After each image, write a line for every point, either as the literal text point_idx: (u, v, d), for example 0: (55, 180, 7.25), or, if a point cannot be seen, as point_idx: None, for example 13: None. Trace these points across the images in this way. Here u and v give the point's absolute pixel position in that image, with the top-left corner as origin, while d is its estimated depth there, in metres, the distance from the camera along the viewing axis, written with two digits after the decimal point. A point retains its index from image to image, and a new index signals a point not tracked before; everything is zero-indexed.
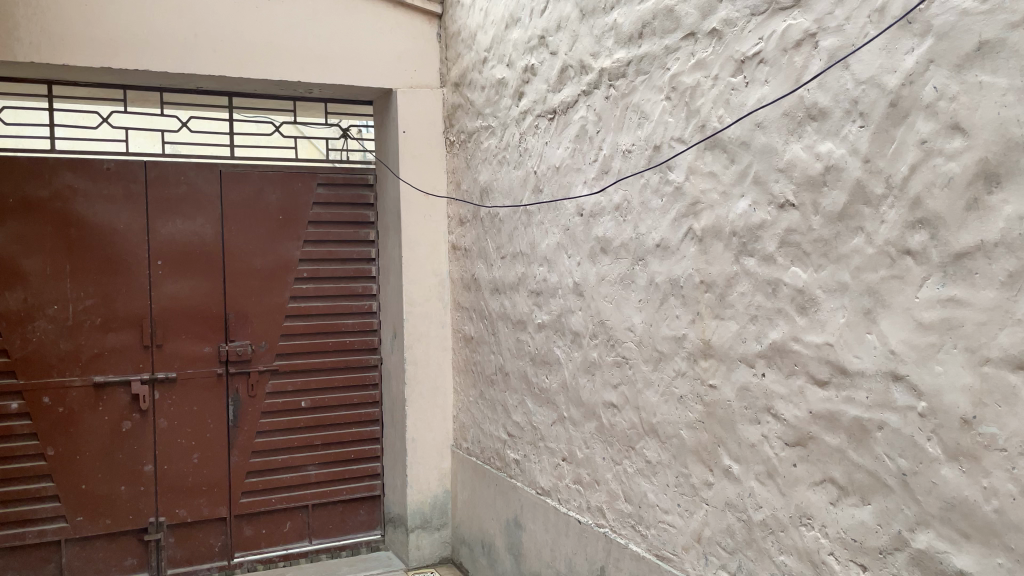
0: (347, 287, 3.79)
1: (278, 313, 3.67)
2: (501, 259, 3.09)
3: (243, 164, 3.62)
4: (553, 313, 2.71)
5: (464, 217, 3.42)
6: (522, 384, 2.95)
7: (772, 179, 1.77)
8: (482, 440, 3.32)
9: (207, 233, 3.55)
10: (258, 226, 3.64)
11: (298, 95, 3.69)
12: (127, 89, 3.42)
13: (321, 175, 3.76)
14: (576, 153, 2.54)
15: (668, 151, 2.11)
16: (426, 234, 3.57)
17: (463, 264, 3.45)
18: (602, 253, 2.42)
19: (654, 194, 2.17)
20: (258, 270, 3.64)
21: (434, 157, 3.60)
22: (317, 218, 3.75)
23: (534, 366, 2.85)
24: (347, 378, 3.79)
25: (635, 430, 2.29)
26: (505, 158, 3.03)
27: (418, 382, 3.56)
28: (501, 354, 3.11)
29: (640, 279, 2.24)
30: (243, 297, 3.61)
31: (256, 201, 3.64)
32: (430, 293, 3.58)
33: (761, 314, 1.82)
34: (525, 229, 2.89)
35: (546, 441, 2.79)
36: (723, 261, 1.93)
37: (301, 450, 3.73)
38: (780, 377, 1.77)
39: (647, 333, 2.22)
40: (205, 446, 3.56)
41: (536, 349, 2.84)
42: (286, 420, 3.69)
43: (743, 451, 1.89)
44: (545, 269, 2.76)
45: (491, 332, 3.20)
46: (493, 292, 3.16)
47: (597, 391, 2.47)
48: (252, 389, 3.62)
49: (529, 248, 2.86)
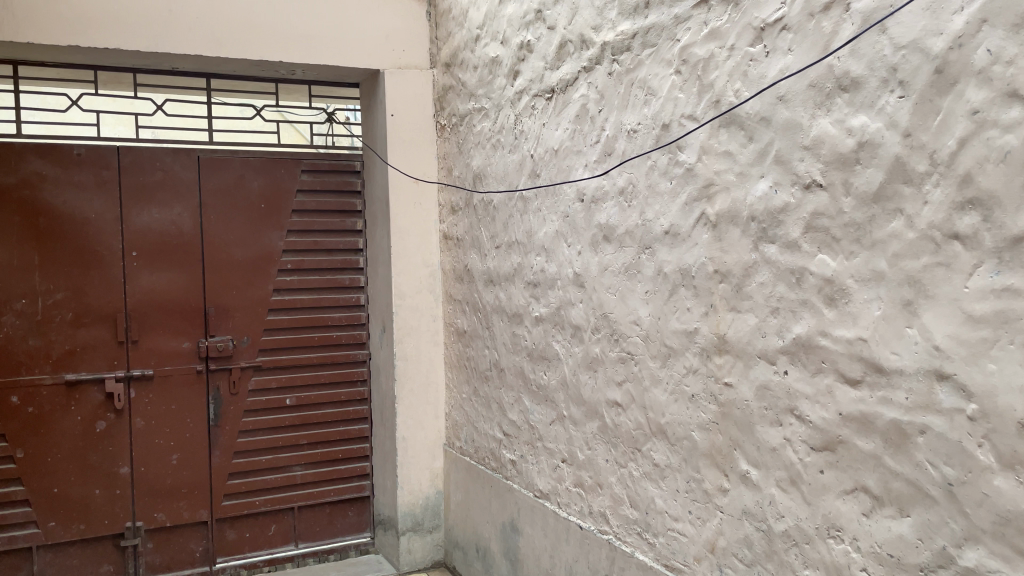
0: (334, 278, 3.62)
1: (260, 306, 3.49)
2: (495, 248, 2.93)
3: (222, 150, 3.43)
4: (552, 306, 2.54)
5: (456, 204, 3.25)
6: (519, 381, 2.79)
7: (796, 158, 1.61)
8: (476, 440, 3.15)
9: (185, 222, 3.36)
10: (239, 215, 3.46)
11: (280, 78, 3.50)
12: (99, 69, 3.22)
13: (305, 162, 3.58)
14: (576, 135, 2.38)
15: (678, 129, 1.95)
16: (416, 223, 3.40)
17: (456, 254, 3.28)
18: (605, 241, 2.26)
19: (663, 176, 2.00)
20: (239, 261, 3.46)
21: (425, 142, 3.43)
22: (302, 206, 3.57)
23: (531, 362, 2.69)
24: (334, 374, 3.62)
25: (641, 432, 2.13)
26: (499, 141, 2.86)
27: (409, 378, 3.39)
28: (496, 349, 2.95)
29: (647, 269, 2.08)
30: (224, 289, 3.43)
31: (237, 189, 3.46)
32: (421, 285, 3.41)
33: (782, 307, 1.67)
34: (521, 217, 2.72)
35: (544, 442, 2.63)
36: (740, 249, 1.77)
37: (285, 450, 3.56)
38: (805, 375, 1.62)
39: (654, 328, 2.06)
40: (184, 446, 3.38)
41: (533, 344, 2.68)
42: (269, 418, 3.52)
43: (763, 455, 1.73)
44: (543, 259, 2.59)
45: (485, 326, 3.03)
46: (488, 284, 3.00)
47: (600, 389, 2.31)
48: (233, 386, 3.44)
49: (526, 237, 2.70)
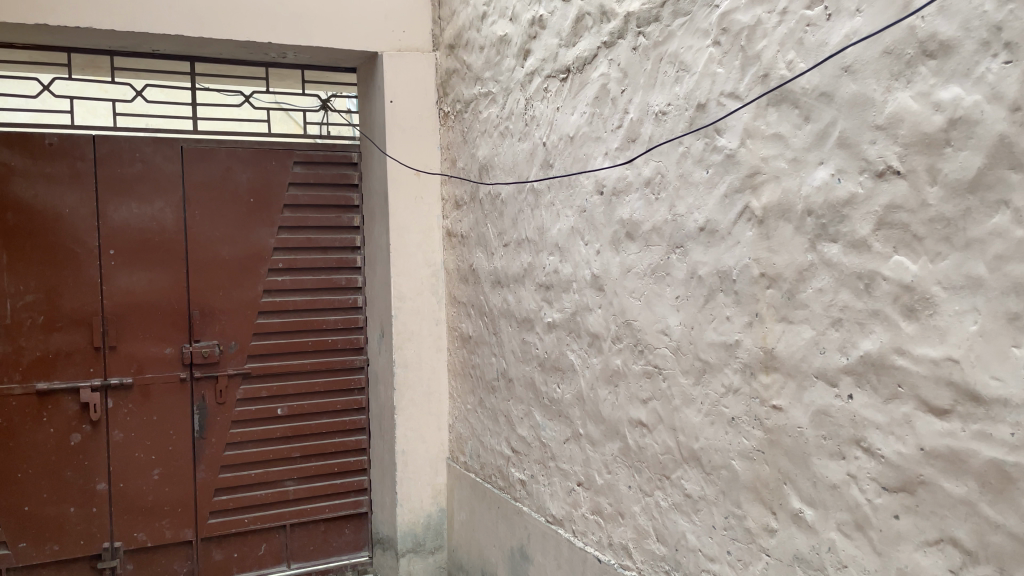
0: (329, 279, 3.36)
1: (249, 309, 3.24)
2: (503, 247, 2.66)
3: (207, 140, 3.18)
4: (567, 311, 2.28)
5: (461, 199, 2.99)
6: (529, 393, 2.53)
7: (865, 140, 1.35)
8: (481, 455, 2.90)
9: (167, 218, 3.11)
10: (226, 210, 3.21)
11: (270, 61, 3.24)
12: (73, 52, 2.97)
13: (298, 153, 3.33)
14: (595, 120, 2.11)
15: (716, 110, 1.68)
16: (417, 219, 3.13)
17: (460, 253, 3.02)
18: (628, 239, 1.99)
19: (697, 164, 1.74)
20: (227, 261, 3.21)
21: (426, 131, 3.15)
22: (294, 201, 3.31)
23: (543, 373, 2.43)
24: (330, 382, 3.37)
25: (669, 457, 1.87)
26: (507, 129, 2.59)
27: (409, 387, 3.13)
28: (504, 358, 2.68)
29: (678, 271, 1.81)
30: (209, 291, 3.18)
31: (224, 182, 3.20)
32: (422, 286, 3.15)
33: (846, 318, 1.40)
34: (531, 212, 2.46)
35: (557, 462, 2.37)
36: (792, 249, 1.50)
37: (277, 464, 3.30)
38: (875, 401, 1.35)
39: (686, 339, 1.79)
40: (167, 460, 3.13)
41: (545, 353, 2.41)
42: (259, 430, 3.26)
43: (820, 493, 1.47)
44: (556, 259, 2.33)
45: (492, 332, 2.77)
46: (494, 285, 2.74)
47: (621, 407, 2.05)
48: (220, 396, 3.19)
49: (537, 234, 2.43)
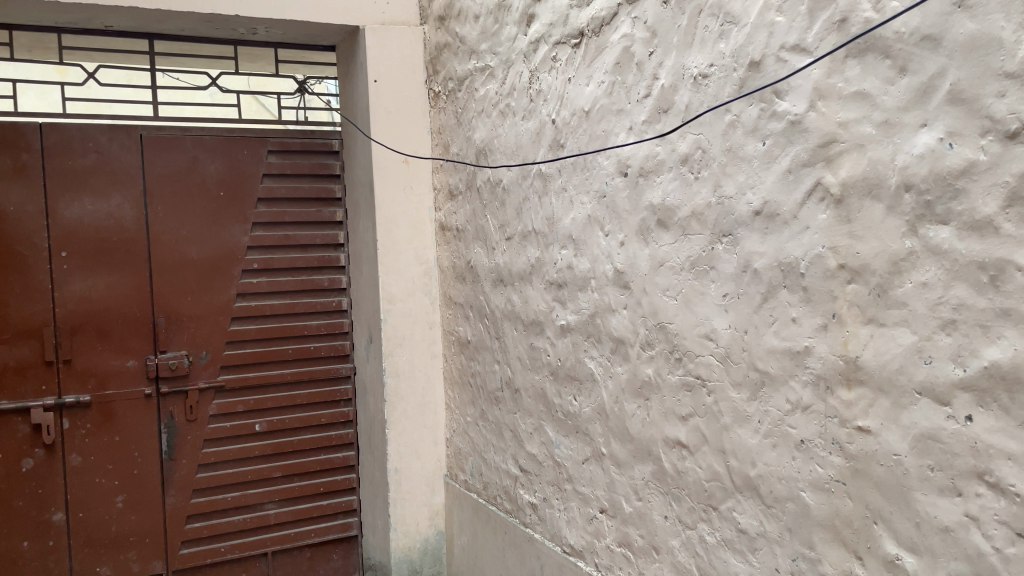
0: (310, 280, 3.04)
1: (221, 315, 2.92)
2: (506, 241, 2.36)
3: (170, 127, 2.85)
4: (584, 313, 1.98)
5: (455, 188, 2.68)
6: (539, 405, 2.23)
7: (989, 93, 1.05)
8: (484, 474, 2.59)
9: (126, 215, 2.77)
10: (192, 205, 2.88)
11: (239, 39, 2.91)
12: (15, 30, 2.63)
13: (272, 140, 3.00)
14: (616, 89, 1.81)
15: (775, 68, 1.38)
16: (406, 212, 2.82)
17: (456, 248, 2.71)
18: (660, 227, 1.69)
19: (750, 135, 1.44)
20: (195, 262, 2.88)
21: (415, 113, 2.84)
22: (269, 194, 2.98)
23: (556, 384, 2.13)
24: (312, 394, 3.06)
25: (717, 485, 1.58)
26: (509, 107, 2.29)
27: (401, 398, 2.82)
28: (509, 365, 2.38)
29: (726, 264, 1.52)
30: (176, 296, 2.86)
31: (190, 174, 2.87)
32: (414, 286, 2.84)
33: (962, 320, 1.11)
34: (539, 201, 2.16)
35: (574, 485, 2.08)
36: (883, 234, 1.21)
37: (256, 485, 2.98)
38: (1005, 425, 1.06)
39: (738, 346, 1.50)
40: (133, 485, 2.81)
41: (559, 361, 2.12)
42: (235, 449, 2.94)
43: (925, 537, 1.18)
44: (570, 253, 2.03)
45: (494, 336, 2.47)
46: (497, 285, 2.43)
47: (653, 424, 1.75)
48: (190, 412, 2.87)
49: (547, 224, 2.13)
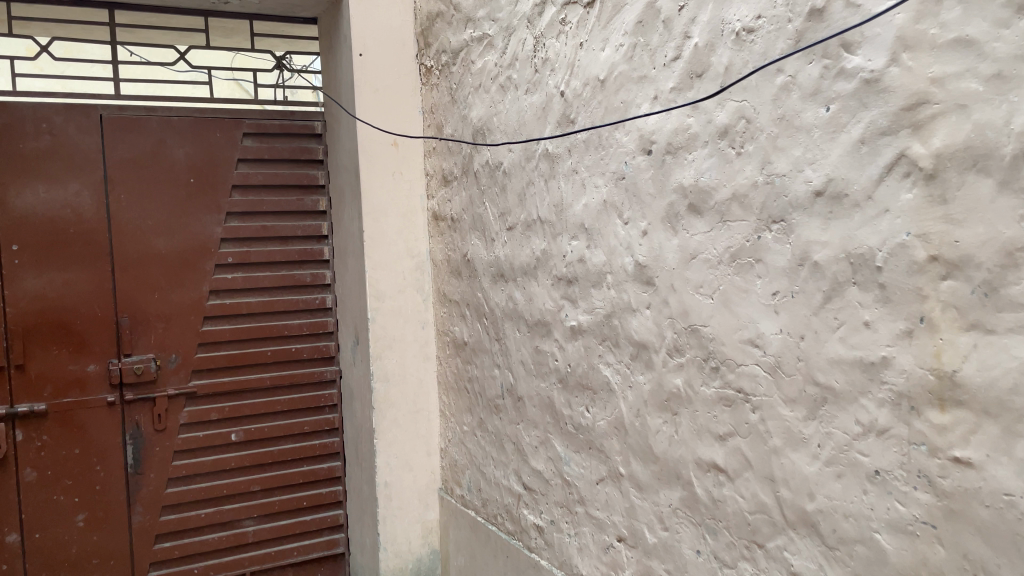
0: (291, 276, 2.78)
1: (192, 314, 2.65)
2: (507, 231, 2.10)
3: (133, 106, 2.57)
4: (598, 313, 1.73)
5: (450, 173, 2.42)
6: (545, 416, 1.98)
7: None
8: (483, 490, 2.34)
9: (84, 204, 2.50)
10: (159, 194, 2.61)
11: (209, 9, 2.66)
12: None
13: (248, 122, 2.73)
14: (638, 53, 1.55)
15: (844, 16, 1.13)
16: (395, 200, 2.56)
17: (450, 240, 2.45)
18: (692, 213, 1.44)
19: (810, 100, 1.19)
20: (163, 256, 2.62)
21: (405, 91, 2.57)
22: (245, 180, 2.72)
23: (565, 393, 1.88)
24: (294, 400, 2.80)
25: (764, 519, 1.33)
26: (510, 80, 2.03)
27: (390, 405, 2.56)
28: (511, 371, 2.13)
29: (777, 256, 1.27)
30: (142, 293, 2.59)
31: (157, 159, 2.60)
32: (404, 282, 2.58)
33: None
34: (545, 185, 1.91)
35: (587, 508, 1.83)
36: (993, 217, 0.95)
37: (232, 501, 2.73)
38: None
39: (792, 354, 1.25)
40: (95, 502, 2.55)
41: (568, 367, 1.86)
42: (209, 461, 2.68)
43: None
44: (582, 244, 1.77)
45: (494, 337, 2.22)
46: (496, 280, 2.18)
47: (682, 443, 1.50)
48: (159, 421, 2.61)
49: (554, 212, 1.88)
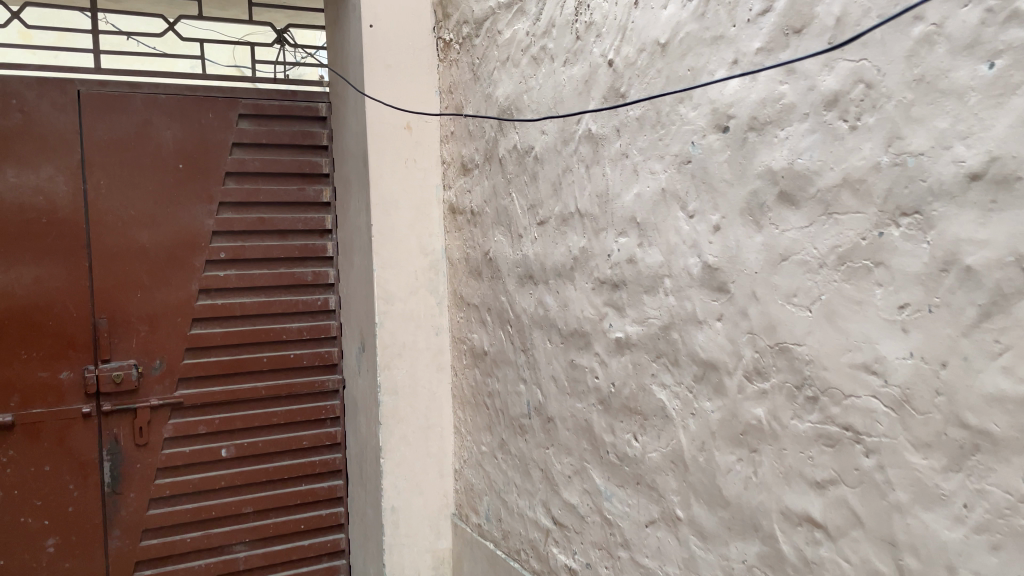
0: (290, 274, 2.50)
1: (179, 316, 2.38)
2: (538, 226, 1.82)
3: (115, 82, 2.30)
4: (651, 325, 1.45)
5: (470, 160, 2.14)
6: (580, 441, 1.69)
7: None
8: (504, 520, 2.06)
9: (58, 191, 2.23)
10: (143, 180, 2.34)
11: None
12: None
13: (244, 102, 2.45)
14: (712, 7, 1.27)
15: None
16: (408, 191, 2.28)
17: (470, 235, 2.17)
18: (784, 205, 1.16)
19: (964, 54, 0.91)
20: (146, 250, 2.35)
21: (420, 68, 2.29)
22: (240, 167, 2.44)
23: (607, 417, 1.60)
24: (292, 412, 2.52)
25: None
26: (545, 50, 1.75)
27: (399, 421, 2.28)
28: (540, 386, 1.85)
29: (909, 259, 0.98)
30: (122, 291, 2.32)
31: (141, 141, 2.33)
32: (417, 282, 2.30)
33: None
34: (586, 171, 1.62)
35: (632, 553, 1.55)
36: None
37: (221, 524, 2.45)
38: None
39: (929, 386, 0.96)
40: (67, 525, 2.28)
41: (611, 387, 1.58)
42: (196, 479, 2.41)
43: None
44: (632, 242, 1.49)
45: (520, 348, 1.94)
46: (524, 283, 1.90)
47: (764, 488, 1.22)
48: (140, 435, 2.34)
49: (597, 204, 1.60)
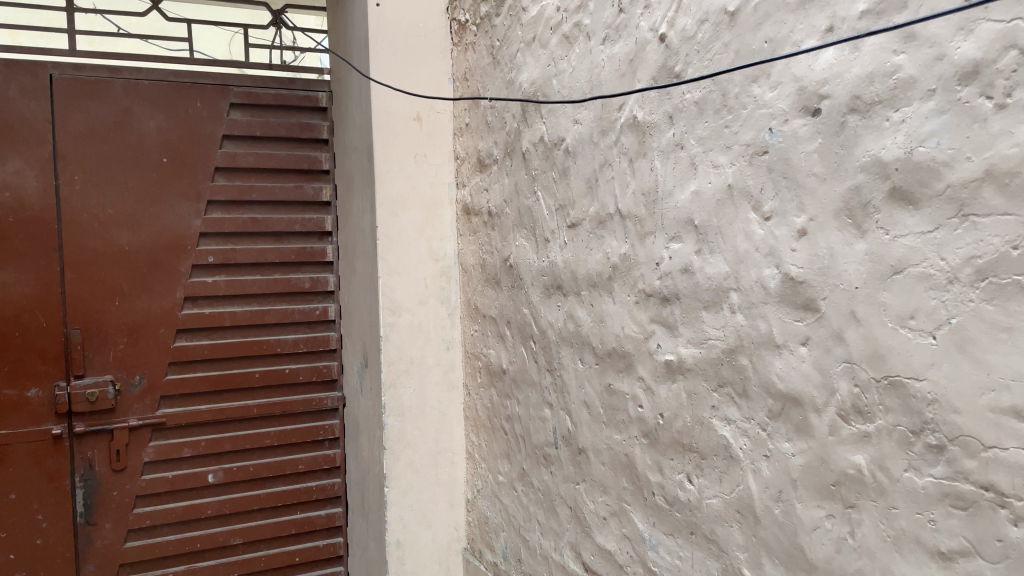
0: (286, 281, 2.28)
1: (162, 326, 2.16)
2: (568, 229, 1.60)
3: (93, 66, 2.07)
4: (712, 348, 1.22)
5: (488, 155, 1.91)
6: (619, 479, 1.46)
7: None
8: (524, 561, 1.83)
9: (28, 186, 2.00)
10: (124, 175, 2.11)
11: None
12: None
13: (236, 90, 2.23)
14: None
15: None
16: (417, 189, 2.05)
17: (487, 239, 1.94)
18: (897, 205, 0.93)
19: None
20: (126, 252, 2.12)
21: (432, 53, 2.07)
22: (231, 161, 2.22)
23: (653, 453, 1.37)
24: (287, 432, 2.30)
25: None
26: (579, 27, 1.53)
27: (406, 445, 2.05)
28: (569, 412, 1.62)
29: None
30: (99, 298, 2.09)
31: (121, 131, 2.10)
32: (426, 292, 2.07)
33: None
34: (629, 166, 1.40)
35: None
36: None
37: (206, 557, 2.24)
38: None
39: None
40: (35, 560, 2.06)
41: (658, 418, 1.35)
42: (180, 508, 2.19)
43: None
44: (688, 249, 1.26)
45: (545, 367, 1.71)
46: (550, 294, 1.67)
47: (864, 554, 0.99)
48: (117, 459, 2.12)
49: (643, 203, 1.37)
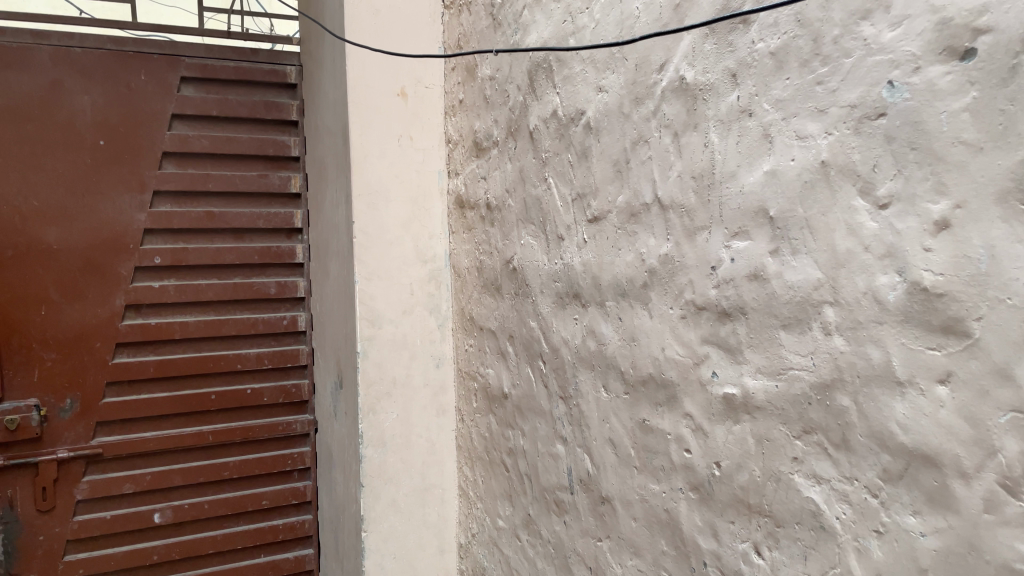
0: (249, 285, 2.17)
1: (99, 339, 2.02)
2: (589, 224, 1.29)
3: (15, 31, 1.93)
4: (795, 381, 0.91)
5: (485, 137, 1.61)
6: (656, 541, 1.15)
7: None
8: None
9: None
10: (53, 161, 1.98)
11: None
12: None
13: (188, 62, 2.12)
14: None
15: None
16: (403, 178, 1.74)
17: (484, 238, 1.63)
18: None
19: None
20: (55, 252, 1.98)
21: (420, 15, 1.75)
22: (183, 145, 2.10)
23: (706, 513, 1.05)
24: (248, 463, 2.19)
25: None
26: None
27: (388, 481, 1.74)
28: (590, 452, 1.30)
29: None
30: (22, 296, 1.95)
31: (48, 112, 1.97)
32: (413, 299, 1.76)
33: None
34: (673, 142, 1.09)
35: None
36: None
37: None
38: None
39: None
40: None
41: (712, 469, 1.04)
42: (121, 552, 2.07)
43: None
44: (760, 249, 0.95)
45: (558, 395, 1.39)
46: (565, 304, 1.36)
47: None
48: (44, 496, 1.99)
49: (694, 189, 1.05)
